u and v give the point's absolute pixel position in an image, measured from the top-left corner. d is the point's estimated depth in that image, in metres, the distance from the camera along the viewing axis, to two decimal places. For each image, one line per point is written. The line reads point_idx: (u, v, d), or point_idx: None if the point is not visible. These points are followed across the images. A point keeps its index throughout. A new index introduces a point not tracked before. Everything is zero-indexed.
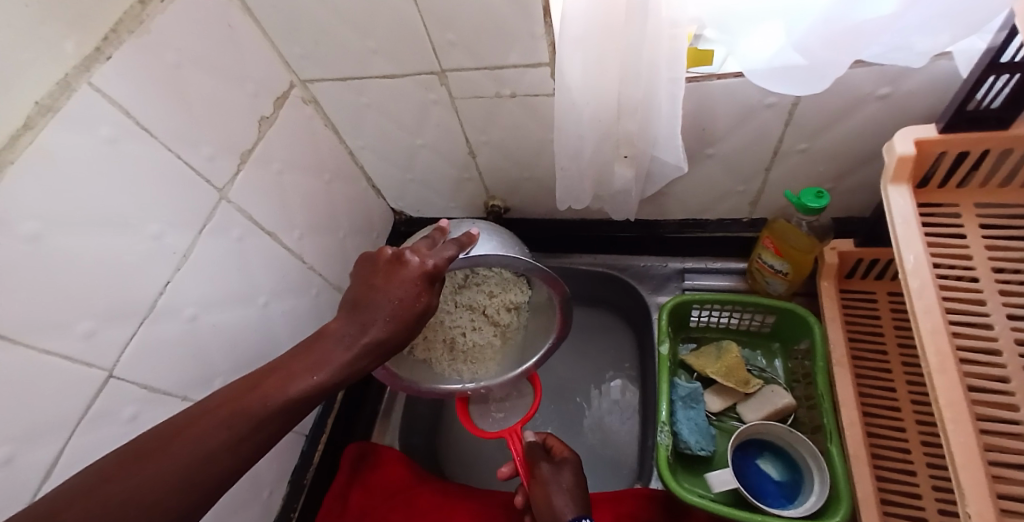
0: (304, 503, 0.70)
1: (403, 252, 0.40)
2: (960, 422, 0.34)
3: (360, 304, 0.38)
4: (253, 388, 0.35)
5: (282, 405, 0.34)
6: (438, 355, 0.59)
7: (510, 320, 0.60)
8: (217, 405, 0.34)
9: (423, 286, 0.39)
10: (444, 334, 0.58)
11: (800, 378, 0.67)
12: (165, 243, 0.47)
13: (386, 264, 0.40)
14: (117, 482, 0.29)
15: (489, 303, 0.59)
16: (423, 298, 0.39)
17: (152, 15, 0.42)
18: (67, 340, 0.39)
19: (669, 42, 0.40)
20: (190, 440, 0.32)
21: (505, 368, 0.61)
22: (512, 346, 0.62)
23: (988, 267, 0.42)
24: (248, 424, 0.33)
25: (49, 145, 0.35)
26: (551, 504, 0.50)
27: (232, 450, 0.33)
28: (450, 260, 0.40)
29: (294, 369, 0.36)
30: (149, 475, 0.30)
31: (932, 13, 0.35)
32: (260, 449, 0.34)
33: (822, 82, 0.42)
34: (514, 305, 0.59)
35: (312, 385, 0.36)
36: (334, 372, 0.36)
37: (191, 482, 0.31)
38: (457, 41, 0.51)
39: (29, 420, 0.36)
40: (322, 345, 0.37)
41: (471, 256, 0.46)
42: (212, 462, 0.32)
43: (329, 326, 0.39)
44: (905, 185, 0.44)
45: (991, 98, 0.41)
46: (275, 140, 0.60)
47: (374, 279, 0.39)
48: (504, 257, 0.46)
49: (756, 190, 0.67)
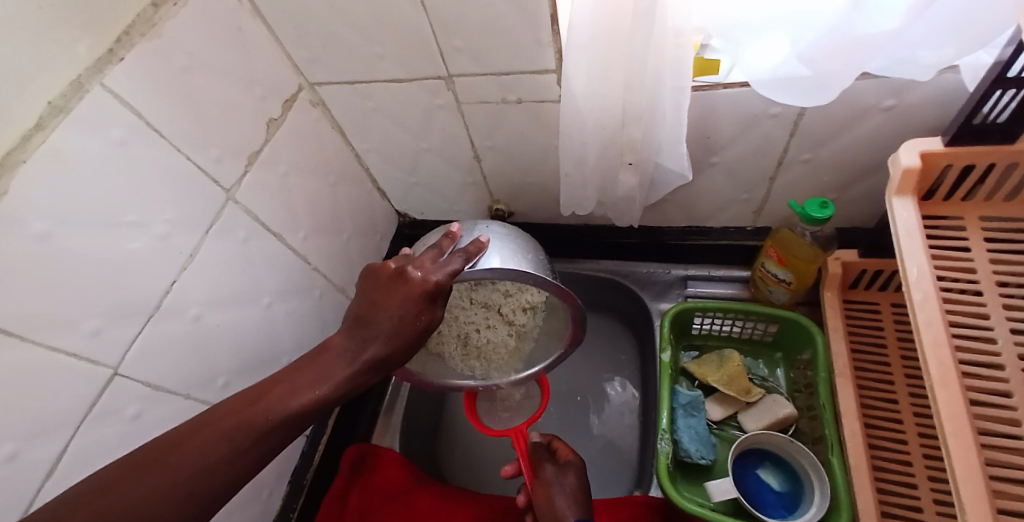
0: (304, 504, 0.70)
1: (406, 268, 0.39)
2: (961, 436, 0.34)
3: (363, 319, 0.38)
4: (257, 401, 0.35)
5: (283, 419, 0.35)
6: (451, 350, 0.59)
7: (525, 321, 0.59)
8: (220, 417, 0.34)
9: (424, 304, 0.38)
10: (458, 329, 0.58)
11: (802, 388, 0.67)
12: (173, 243, 0.47)
13: (388, 279, 0.39)
14: (118, 493, 0.30)
15: (504, 302, 0.58)
16: (423, 316, 0.38)
17: (163, 19, 0.43)
18: (74, 337, 0.39)
19: (674, 51, 0.41)
20: (192, 452, 0.33)
21: (516, 367, 0.60)
22: (527, 346, 0.60)
23: (992, 280, 0.42)
24: (247, 439, 0.34)
25: (61, 146, 0.36)
26: (552, 505, 0.51)
27: (232, 462, 0.33)
28: (455, 274, 0.40)
29: (297, 383, 0.36)
30: (148, 486, 0.31)
31: (935, 26, 0.36)
32: (259, 461, 0.34)
33: (827, 93, 0.42)
34: (530, 306, 0.58)
35: (313, 399, 0.36)
36: (334, 388, 0.36)
37: (189, 494, 0.32)
38: (464, 47, 0.51)
39: (34, 416, 0.37)
40: (326, 358, 0.37)
41: (486, 269, 0.45)
42: (211, 476, 0.32)
43: (331, 340, 0.39)
44: (910, 197, 0.44)
45: (998, 112, 0.41)
46: (282, 142, 0.60)
47: (376, 295, 0.39)
48: (516, 272, 0.45)
49: (761, 198, 0.66)
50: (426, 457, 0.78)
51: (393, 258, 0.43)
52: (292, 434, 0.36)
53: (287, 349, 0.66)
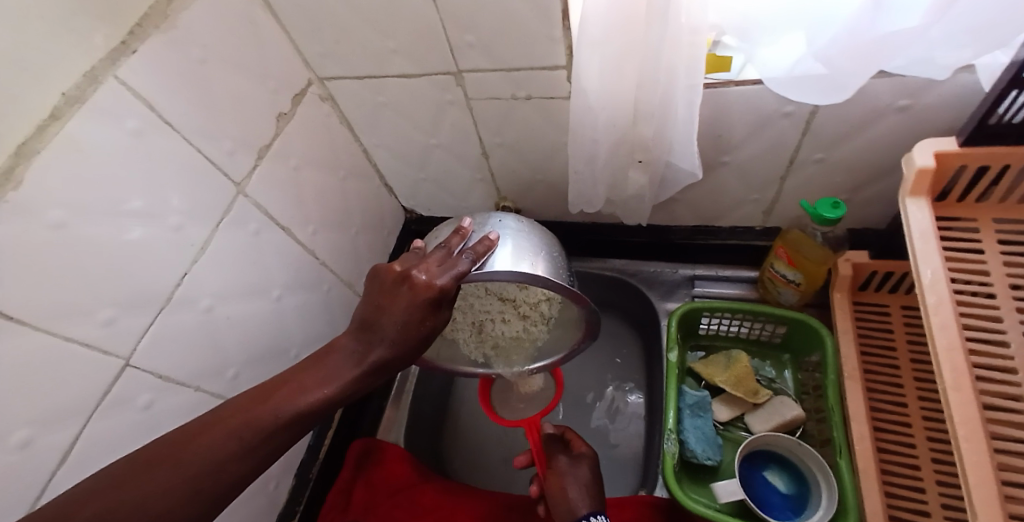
0: (310, 496, 0.71)
1: (410, 273, 0.37)
2: (974, 442, 0.34)
3: (369, 323, 0.37)
4: (266, 400, 0.35)
5: (292, 418, 0.35)
6: (466, 337, 0.58)
7: (541, 314, 0.57)
8: (230, 414, 0.35)
9: (427, 310, 0.37)
10: (473, 317, 0.57)
11: (810, 390, 0.67)
12: (186, 234, 0.47)
13: (391, 283, 0.37)
14: (127, 490, 0.30)
15: (521, 294, 0.57)
16: (426, 323, 0.37)
17: (178, 12, 0.43)
18: (88, 327, 0.39)
19: (688, 48, 0.41)
20: (201, 449, 0.33)
21: (529, 357, 0.60)
22: (541, 338, 0.59)
23: (1006, 283, 0.42)
24: (256, 437, 0.34)
25: (76, 134, 0.36)
26: (565, 496, 0.51)
27: (239, 460, 0.33)
28: (462, 276, 0.38)
29: (305, 383, 0.37)
30: (157, 483, 0.31)
31: (956, 26, 0.35)
32: (267, 460, 0.34)
33: (844, 92, 0.42)
34: (547, 301, 0.57)
35: (319, 399, 0.36)
36: (342, 388, 0.36)
37: (199, 490, 0.32)
38: (476, 42, 0.51)
39: (47, 403, 0.37)
40: (332, 360, 0.38)
41: (485, 270, 0.43)
42: (219, 473, 0.33)
43: (337, 340, 0.39)
44: (924, 198, 0.44)
45: (1014, 112, 0.40)
46: (293, 136, 0.61)
47: (379, 301, 0.37)
48: (516, 275, 0.43)
49: (771, 199, 0.66)
50: (431, 453, 0.78)
51: (399, 257, 0.41)
52: (302, 428, 0.36)
53: (296, 342, 0.66)
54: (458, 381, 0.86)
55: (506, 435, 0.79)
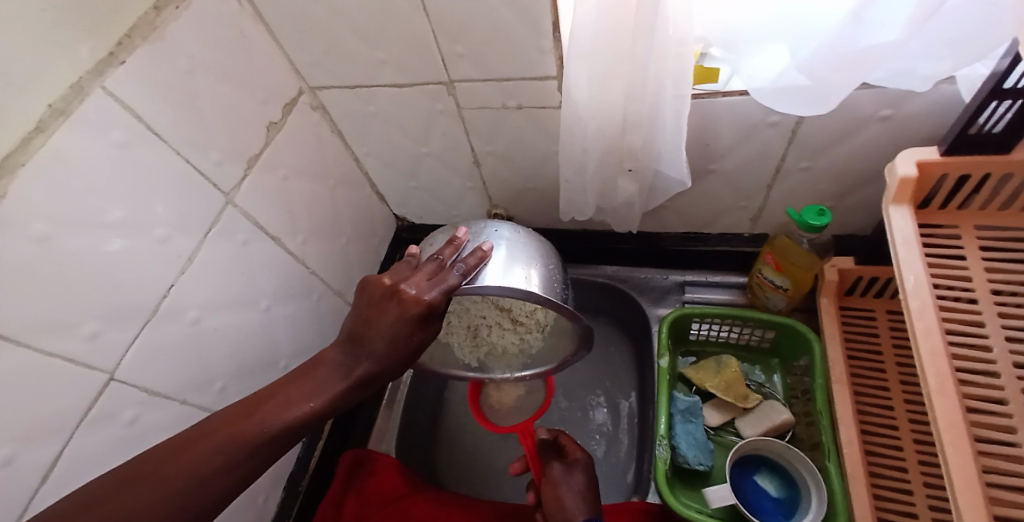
0: (300, 508, 0.70)
1: (399, 287, 0.36)
2: (958, 446, 0.34)
3: (358, 336, 0.37)
4: (252, 413, 0.35)
5: (279, 432, 0.35)
6: (461, 340, 0.58)
7: (535, 324, 0.57)
8: (215, 428, 0.34)
9: (415, 324, 0.36)
10: (469, 321, 0.57)
11: (799, 394, 0.67)
12: (173, 246, 0.47)
13: (380, 297, 0.37)
14: (107, 509, 0.30)
15: (517, 304, 0.56)
16: (416, 335, 0.37)
17: (165, 22, 0.42)
18: (72, 341, 0.39)
19: (675, 60, 0.41)
20: (185, 465, 0.32)
21: (522, 363, 0.60)
22: (536, 346, 0.59)
23: (987, 289, 0.43)
24: (241, 452, 0.34)
25: (60, 148, 0.35)
26: (561, 504, 0.51)
27: (224, 476, 0.33)
28: (451, 291, 0.37)
29: (292, 396, 0.36)
30: (139, 500, 0.30)
31: (938, 39, 0.36)
32: (253, 474, 0.34)
33: (828, 103, 0.43)
34: (541, 313, 0.56)
35: (306, 412, 0.36)
36: (330, 400, 0.36)
37: (183, 506, 0.32)
38: (466, 53, 0.51)
39: (29, 423, 0.36)
40: (319, 372, 0.37)
41: (473, 286, 0.42)
42: (204, 489, 0.32)
43: (325, 353, 0.39)
44: (907, 206, 0.45)
45: (993, 123, 0.41)
46: (283, 146, 0.60)
47: (367, 313, 0.37)
48: (505, 288, 0.42)
49: (759, 206, 0.67)
50: (423, 463, 0.77)
51: (389, 269, 0.41)
52: (289, 441, 0.36)
53: (284, 352, 0.65)
54: (450, 390, 0.86)
55: (498, 443, 0.79)
